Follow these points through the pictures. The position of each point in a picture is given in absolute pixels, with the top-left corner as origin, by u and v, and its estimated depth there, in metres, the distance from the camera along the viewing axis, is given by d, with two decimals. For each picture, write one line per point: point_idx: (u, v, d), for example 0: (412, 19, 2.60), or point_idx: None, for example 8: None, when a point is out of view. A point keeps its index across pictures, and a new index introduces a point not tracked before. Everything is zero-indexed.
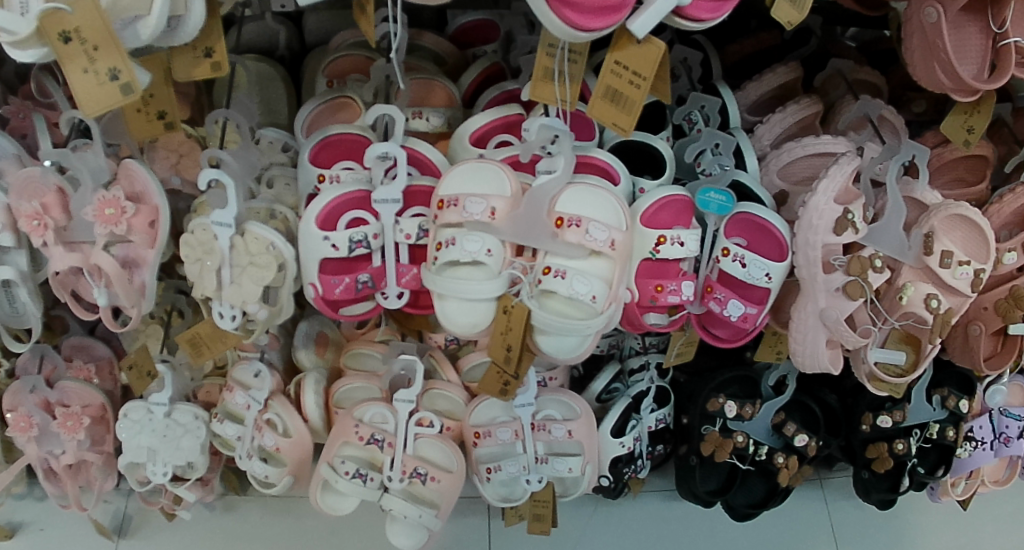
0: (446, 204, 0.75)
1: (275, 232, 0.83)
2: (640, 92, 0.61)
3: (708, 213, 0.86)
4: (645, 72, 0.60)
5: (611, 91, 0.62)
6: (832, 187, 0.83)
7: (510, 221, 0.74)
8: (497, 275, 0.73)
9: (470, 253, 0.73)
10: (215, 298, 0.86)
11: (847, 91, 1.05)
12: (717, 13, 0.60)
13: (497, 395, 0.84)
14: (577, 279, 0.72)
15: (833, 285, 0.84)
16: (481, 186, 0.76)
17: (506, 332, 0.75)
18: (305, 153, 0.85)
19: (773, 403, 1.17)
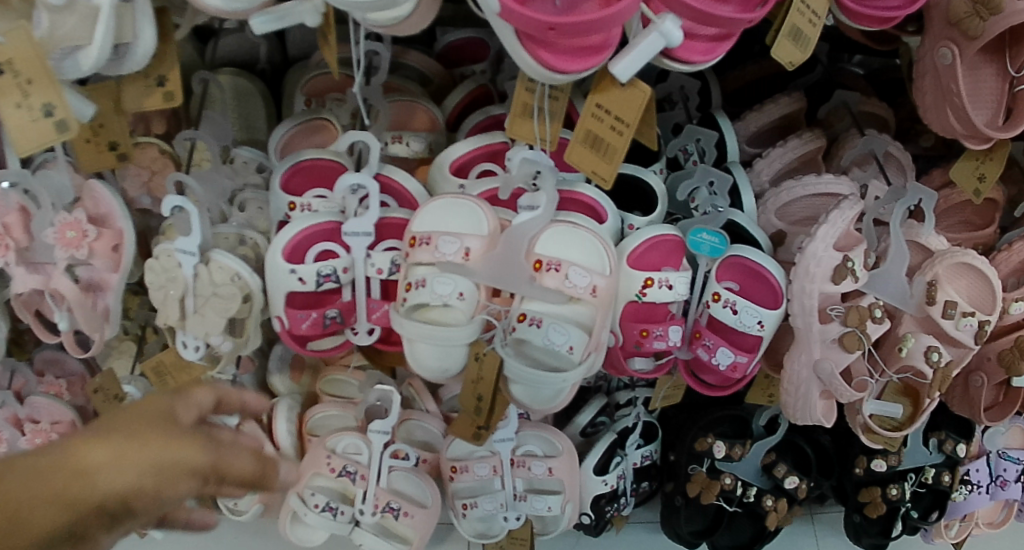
0: (417, 242, 0.70)
1: (240, 262, 0.79)
2: (622, 139, 0.56)
3: (699, 254, 0.80)
4: (627, 118, 0.55)
5: (590, 137, 0.57)
6: (832, 233, 0.79)
7: (485, 264, 0.69)
8: (469, 320, 0.69)
9: (440, 297, 0.68)
10: (179, 328, 0.82)
11: (853, 125, 1.01)
12: (711, 56, 0.53)
13: (470, 439, 0.80)
14: (554, 327, 0.68)
15: (829, 336, 0.81)
16: (456, 223, 0.71)
17: (479, 380, 0.71)
18: (275, 179, 0.80)
19: (764, 444, 1.13)
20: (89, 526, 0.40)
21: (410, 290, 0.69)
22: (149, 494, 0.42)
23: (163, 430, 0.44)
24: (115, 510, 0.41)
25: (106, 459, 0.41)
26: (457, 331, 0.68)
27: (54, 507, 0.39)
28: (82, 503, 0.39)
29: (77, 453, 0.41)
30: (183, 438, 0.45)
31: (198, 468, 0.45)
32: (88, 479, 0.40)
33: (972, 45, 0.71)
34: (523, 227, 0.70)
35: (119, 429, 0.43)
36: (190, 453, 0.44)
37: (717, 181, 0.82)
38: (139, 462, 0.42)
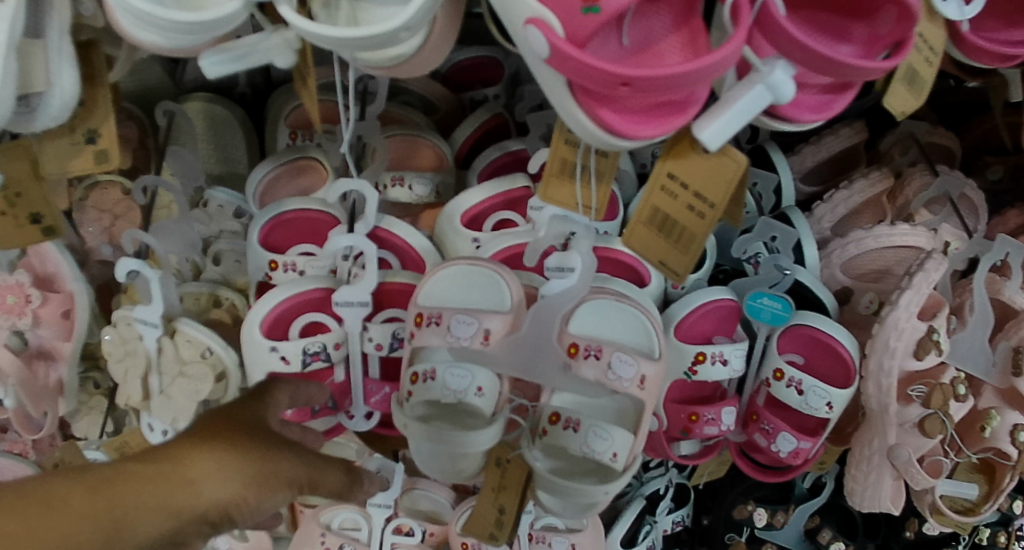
0: (424, 320, 0.58)
1: (212, 334, 0.66)
2: (704, 223, 0.44)
3: (758, 321, 0.68)
4: (712, 196, 0.43)
5: (661, 217, 0.46)
6: (916, 300, 0.67)
7: (508, 350, 0.58)
8: (491, 421, 0.57)
9: (453, 393, 0.58)
10: (143, 409, 0.70)
11: (919, 158, 0.87)
12: (824, 114, 0.40)
13: (487, 540, 0.66)
14: (595, 430, 0.56)
15: (908, 419, 0.70)
16: (472, 297, 0.59)
17: (501, 489, 0.61)
18: (253, 233, 0.67)
19: (808, 508, 1.01)
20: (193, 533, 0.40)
21: (416, 382, 0.58)
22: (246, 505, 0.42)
23: (258, 440, 0.45)
24: (214, 519, 0.41)
25: (212, 466, 0.41)
26: (476, 438, 0.55)
27: (166, 514, 0.38)
28: (193, 511, 0.39)
29: (186, 459, 0.41)
30: (276, 448, 0.45)
31: (290, 480, 0.45)
32: (196, 487, 0.40)
33: None
34: (553, 301, 0.57)
35: (222, 436, 0.44)
36: (285, 464, 0.45)
37: (781, 235, 0.69)
38: (239, 472, 0.42)
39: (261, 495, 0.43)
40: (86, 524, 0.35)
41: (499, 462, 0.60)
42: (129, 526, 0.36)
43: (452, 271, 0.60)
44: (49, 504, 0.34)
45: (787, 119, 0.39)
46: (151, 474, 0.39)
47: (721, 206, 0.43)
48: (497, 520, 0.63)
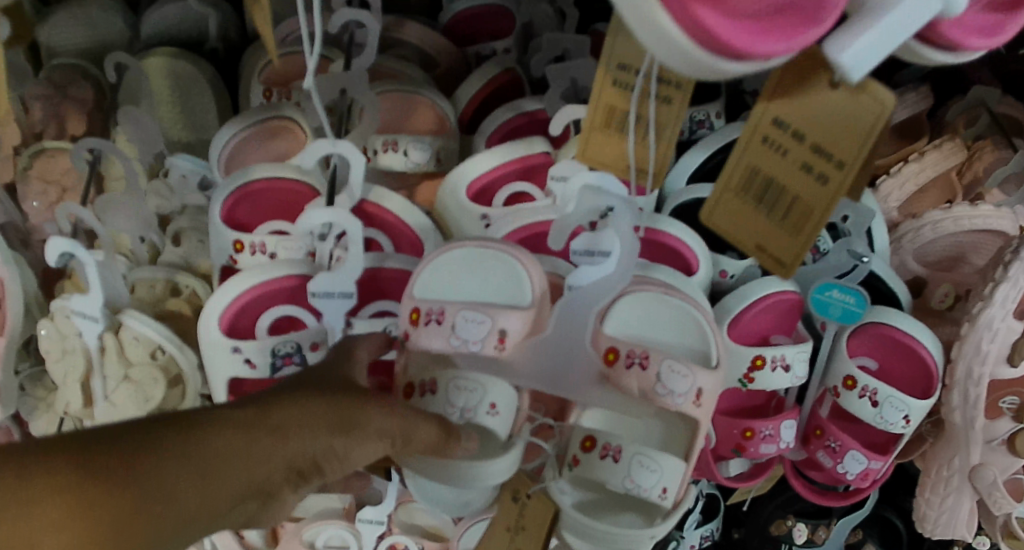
0: (422, 317, 0.48)
1: (164, 329, 0.54)
2: (826, 183, 0.42)
3: (826, 319, 0.57)
4: (841, 151, 0.41)
5: (764, 178, 0.44)
6: (1014, 295, 0.55)
7: (530, 357, 0.48)
8: (506, 447, 0.47)
9: (458, 412, 0.47)
10: (86, 418, 0.58)
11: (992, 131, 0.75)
12: (994, 37, 0.32)
13: None
14: (638, 462, 0.49)
15: (996, 436, 0.60)
16: (485, 287, 0.48)
17: (522, 530, 0.52)
18: (215, 208, 0.56)
19: (851, 520, 0.87)
20: (282, 482, 0.39)
21: (413, 395, 0.48)
22: (334, 455, 0.40)
23: (342, 393, 0.42)
24: (303, 470, 0.39)
25: (300, 418, 0.39)
26: (478, 480, 0.45)
27: (255, 464, 0.37)
28: (281, 462, 0.38)
29: (271, 409, 0.39)
30: (361, 400, 0.42)
31: (378, 434, 0.42)
32: (284, 441, 0.38)
33: None
34: (583, 299, 0.49)
35: (307, 392, 0.41)
36: (370, 418, 0.42)
37: (853, 216, 0.56)
38: (327, 421, 0.40)
39: (349, 446, 0.41)
40: (181, 475, 0.34)
41: (515, 496, 0.53)
42: (225, 474, 0.36)
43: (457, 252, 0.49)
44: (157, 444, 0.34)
45: (949, 45, 0.32)
46: (241, 426, 0.37)
47: (849, 161, 0.41)
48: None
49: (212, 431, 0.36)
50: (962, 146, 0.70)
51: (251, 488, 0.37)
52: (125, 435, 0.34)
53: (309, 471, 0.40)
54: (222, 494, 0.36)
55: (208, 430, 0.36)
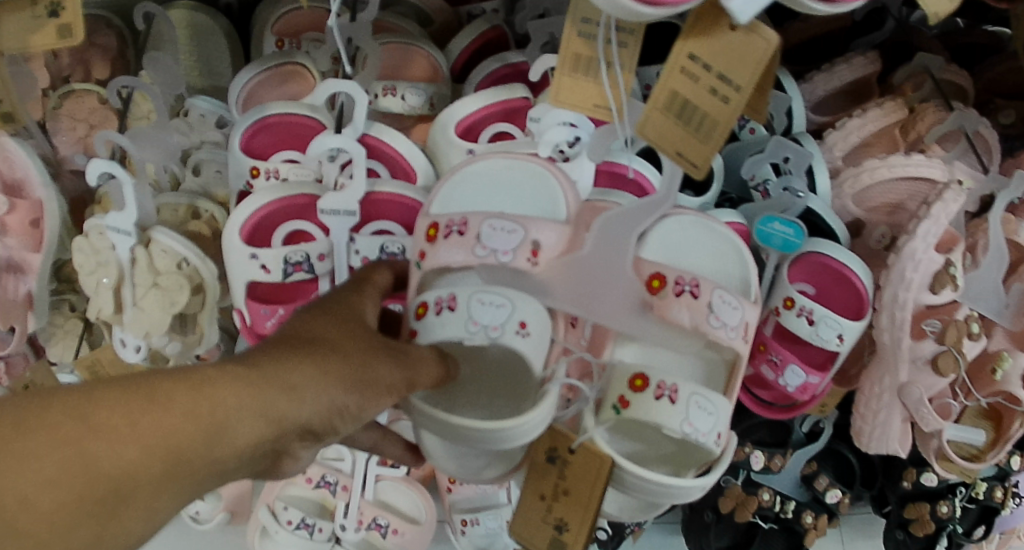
0: (446, 228, 0.55)
1: (188, 243, 0.62)
2: (726, 108, 0.40)
3: (768, 248, 0.63)
4: (740, 80, 0.40)
5: (677, 102, 0.41)
6: (935, 230, 0.62)
7: (563, 277, 0.54)
8: (544, 388, 0.51)
9: (483, 330, 0.51)
10: (115, 323, 0.66)
11: (936, 94, 0.77)
12: None
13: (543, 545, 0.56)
14: (694, 402, 0.54)
15: (920, 355, 0.65)
16: (517, 201, 0.58)
17: (562, 495, 0.55)
18: (234, 139, 0.63)
19: (805, 453, 0.94)
20: (290, 440, 0.36)
21: (428, 312, 0.52)
22: (352, 410, 0.39)
23: (355, 342, 0.40)
24: (314, 426, 0.37)
25: (319, 374, 0.37)
26: (531, 429, 0.49)
27: (264, 421, 0.34)
28: (295, 421, 0.35)
29: (278, 362, 0.36)
30: (376, 351, 0.41)
31: (388, 386, 0.41)
32: (301, 397, 0.36)
33: None
34: (627, 224, 0.53)
35: (321, 339, 0.39)
36: (384, 369, 0.41)
37: (794, 157, 0.63)
38: (349, 375, 0.38)
39: (367, 401, 0.39)
40: (189, 429, 0.31)
41: (551, 455, 0.55)
42: (232, 432, 0.33)
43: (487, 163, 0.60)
44: (164, 395, 0.31)
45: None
46: (247, 380, 0.34)
47: (747, 89, 0.40)
48: (554, 537, 0.56)
49: (221, 385, 0.33)
50: (903, 105, 0.75)
51: (260, 448, 0.34)
52: (102, 394, 0.30)
53: (322, 429, 0.38)
54: (228, 454, 0.33)
55: (214, 382, 0.33)
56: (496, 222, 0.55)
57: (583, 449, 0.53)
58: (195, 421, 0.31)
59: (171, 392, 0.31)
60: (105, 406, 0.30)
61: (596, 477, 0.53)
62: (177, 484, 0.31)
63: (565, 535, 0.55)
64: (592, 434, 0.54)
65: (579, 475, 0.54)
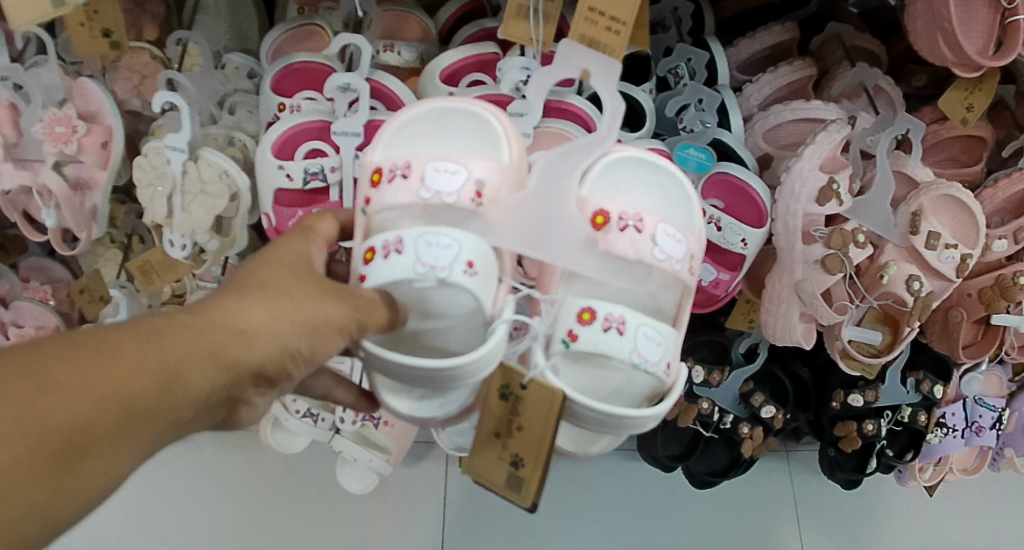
0: (396, 172, 0.61)
1: (229, 160, 0.79)
2: (619, 39, 0.61)
3: (686, 170, 0.81)
4: (624, 17, 0.60)
5: (585, 39, 0.61)
6: (819, 154, 0.80)
7: (507, 217, 0.60)
8: (493, 323, 0.56)
9: (431, 269, 0.55)
10: (167, 226, 0.82)
11: (845, 58, 0.93)
12: None
13: (506, 487, 0.56)
14: (641, 333, 0.61)
15: (811, 257, 0.81)
16: (464, 142, 0.64)
17: (516, 431, 0.55)
18: (267, 79, 0.80)
19: (744, 373, 1.08)
20: (246, 383, 0.41)
21: (377, 256, 0.56)
22: (303, 352, 0.43)
23: (301, 288, 0.44)
24: (263, 370, 0.42)
25: (267, 318, 0.41)
26: (482, 361, 0.53)
27: (219, 365, 0.39)
28: (246, 365, 0.40)
29: (227, 312, 0.40)
30: (324, 294, 0.46)
31: (336, 326, 0.45)
32: (251, 342, 0.40)
33: None
34: (566, 157, 0.61)
35: (268, 285, 0.43)
36: (333, 310, 0.45)
37: (707, 98, 0.84)
38: (300, 319, 0.43)
39: (317, 341, 0.44)
40: (145, 380, 0.35)
41: (503, 392, 0.55)
42: (187, 379, 0.37)
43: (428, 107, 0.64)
44: (117, 350, 0.35)
45: None
46: (198, 330, 0.38)
47: (630, 22, 0.60)
48: (512, 473, 0.56)
49: (173, 335, 0.37)
50: (812, 63, 0.90)
51: (214, 391, 0.39)
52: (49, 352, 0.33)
53: (274, 372, 0.42)
54: (185, 399, 0.37)
55: (167, 334, 0.37)
56: (438, 165, 0.60)
57: (535, 384, 0.54)
58: (151, 369, 0.35)
59: (124, 347, 0.35)
60: (61, 359, 0.33)
61: (551, 409, 0.53)
62: (134, 434, 0.35)
63: (521, 470, 0.55)
64: (543, 371, 0.56)
65: (531, 409, 0.54)
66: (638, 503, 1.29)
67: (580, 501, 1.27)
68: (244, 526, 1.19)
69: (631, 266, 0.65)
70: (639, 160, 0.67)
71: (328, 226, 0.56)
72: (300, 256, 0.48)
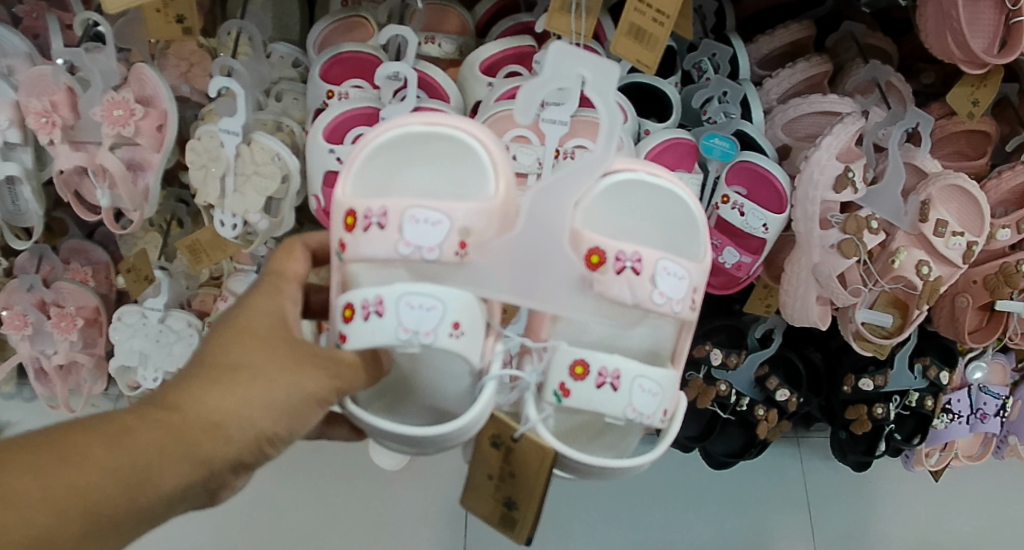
0: (369, 217, 0.58)
1: (281, 144, 0.84)
2: (662, 29, 0.71)
3: (710, 159, 0.87)
4: (668, 11, 0.69)
5: (634, 29, 0.71)
6: (835, 144, 0.86)
7: (494, 262, 0.60)
8: (479, 387, 0.58)
9: (415, 335, 0.56)
10: (217, 206, 0.86)
11: (858, 55, 0.98)
12: None
13: (498, 524, 0.59)
14: (636, 385, 0.62)
15: (828, 242, 0.86)
16: (447, 177, 0.62)
17: (509, 476, 0.59)
18: (315, 68, 0.85)
19: (760, 356, 1.14)
20: (225, 468, 0.50)
21: (357, 316, 0.57)
22: (276, 433, 0.51)
23: (275, 367, 0.51)
24: (240, 454, 0.50)
25: (235, 406, 0.49)
26: (471, 422, 0.57)
27: (186, 459, 0.47)
28: (215, 455, 0.48)
29: (199, 405, 0.49)
30: (302, 365, 0.52)
31: (312, 396, 0.52)
32: (220, 434, 0.49)
33: None
34: (560, 189, 0.59)
35: (242, 365, 0.51)
36: (308, 382, 0.52)
37: (730, 91, 0.89)
38: (269, 402, 0.50)
39: (290, 420, 0.51)
40: (113, 482, 0.45)
41: (495, 441, 0.59)
42: (155, 476, 0.46)
43: (407, 133, 0.60)
44: (89, 454, 0.45)
45: None
46: (168, 426, 0.47)
47: (671, 15, 0.70)
48: (504, 513, 0.59)
49: (141, 434, 0.46)
50: (828, 60, 0.95)
51: (184, 482, 0.48)
52: (42, 456, 0.44)
53: (249, 455, 0.51)
54: (154, 493, 0.46)
55: (136, 434, 0.46)
56: (418, 215, 0.58)
57: (525, 438, 0.58)
58: (119, 471, 0.45)
59: (96, 451, 0.45)
60: (46, 466, 0.44)
61: (540, 463, 0.57)
62: (106, 522, 0.45)
63: (514, 512, 0.58)
64: (534, 424, 0.59)
65: (523, 460, 0.58)
66: (652, 484, 1.34)
67: (596, 481, 1.32)
68: (274, 500, 1.24)
69: (623, 309, 0.64)
70: (644, 183, 0.62)
71: (298, 264, 0.60)
72: (278, 316, 0.54)
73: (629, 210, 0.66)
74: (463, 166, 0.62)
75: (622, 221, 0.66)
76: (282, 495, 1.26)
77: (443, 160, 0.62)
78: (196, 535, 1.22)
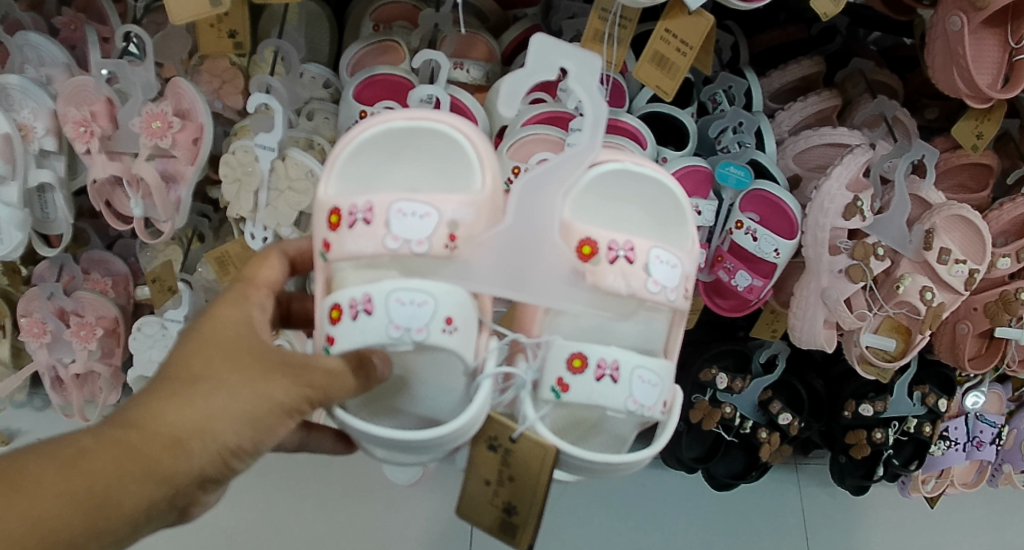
0: (354, 214, 0.62)
1: (314, 160, 0.87)
2: (685, 58, 0.75)
3: (726, 186, 0.91)
4: (691, 42, 0.74)
5: (658, 56, 0.76)
6: (845, 174, 0.90)
7: (484, 256, 0.61)
8: (476, 378, 0.60)
9: (406, 332, 0.59)
10: (249, 218, 0.89)
11: (866, 91, 1.03)
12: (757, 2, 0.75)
13: (499, 527, 0.61)
14: (636, 376, 0.65)
15: (836, 267, 0.90)
16: (430, 177, 0.65)
17: (508, 480, 0.61)
18: (350, 90, 0.88)
19: (762, 380, 1.17)
20: (191, 485, 0.50)
21: (344, 315, 0.60)
22: (242, 446, 0.52)
23: (239, 376, 0.52)
24: (202, 471, 0.50)
25: (196, 420, 0.50)
26: (467, 425, 0.58)
27: (146, 479, 0.48)
28: (178, 471, 0.49)
29: (159, 421, 0.49)
30: (270, 375, 0.53)
31: (279, 405, 0.53)
32: (182, 449, 0.49)
33: (980, 14, 0.83)
34: (548, 179, 0.59)
35: (205, 376, 0.51)
36: (275, 391, 0.53)
37: (745, 121, 0.93)
38: (230, 414, 0.51)
39: (256, 431, 0.52)
40: (69, 508, 0.46)
41: (491, 444, 0.61)
42: (116, 499, 0.47)
43: (390, 128, 0.63)
44: (44, 483, 0.45)
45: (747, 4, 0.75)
46: (125, 446, 0.48)
47: (695, 49, 0.74)
48: (504, 519, 0.61)
49: (96, 457, 0.47)
50: (838, 94, 0.99)
51: (147, 504, 0.49)
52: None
53: (214, 470, 0.51)
54: (116, 516, 0.47)
55: (90, 456, 0.47)
56: (404, 208, 0.61)
57: (524, 438, 0.60)
58: (75, 498, 0.46)
59: (51, 479, 0.46)
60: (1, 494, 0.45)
61: (540, 463, 0.59)
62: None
63: (514, 517, 0.60)
64: (533, 423, 0.61)
65: (522, 462, 0.60)
66: (656, 506, 1.36)
67: (599, 500, 1.34)
68: (281, 516, 1.26)
69: (623, 303, 0.66)
70: (630, 171, 0.66)
71: (271, 272, 0.63)
72: (243, 326, 0.55)
73: (616, 203, 0.69)
74: (446, 158, 0.65)
75: (611, 213, 0.69)
76: (289, 507, 1.27)
77: (426, 152, 0.65)
78: (205, 544, 1.23)
